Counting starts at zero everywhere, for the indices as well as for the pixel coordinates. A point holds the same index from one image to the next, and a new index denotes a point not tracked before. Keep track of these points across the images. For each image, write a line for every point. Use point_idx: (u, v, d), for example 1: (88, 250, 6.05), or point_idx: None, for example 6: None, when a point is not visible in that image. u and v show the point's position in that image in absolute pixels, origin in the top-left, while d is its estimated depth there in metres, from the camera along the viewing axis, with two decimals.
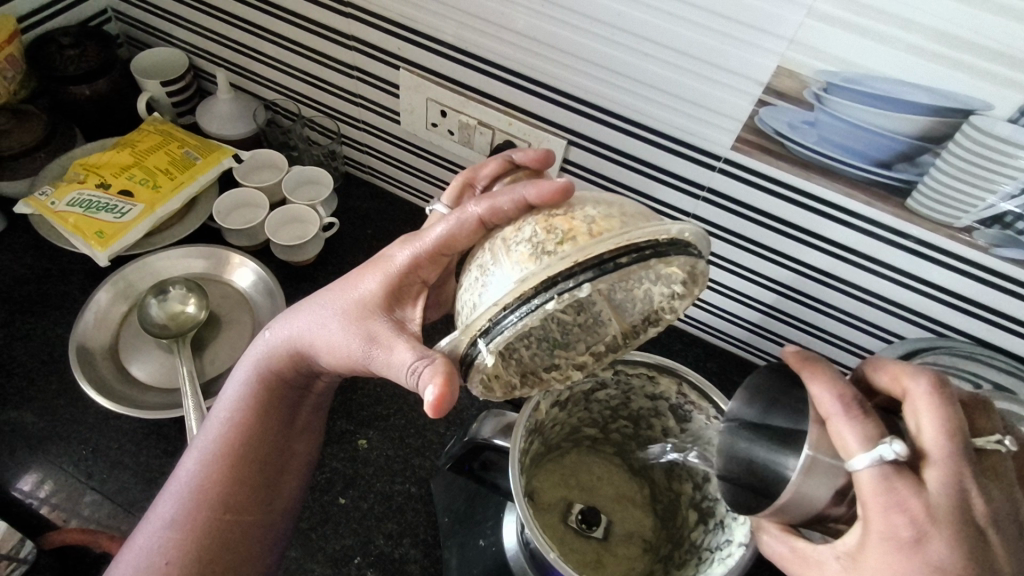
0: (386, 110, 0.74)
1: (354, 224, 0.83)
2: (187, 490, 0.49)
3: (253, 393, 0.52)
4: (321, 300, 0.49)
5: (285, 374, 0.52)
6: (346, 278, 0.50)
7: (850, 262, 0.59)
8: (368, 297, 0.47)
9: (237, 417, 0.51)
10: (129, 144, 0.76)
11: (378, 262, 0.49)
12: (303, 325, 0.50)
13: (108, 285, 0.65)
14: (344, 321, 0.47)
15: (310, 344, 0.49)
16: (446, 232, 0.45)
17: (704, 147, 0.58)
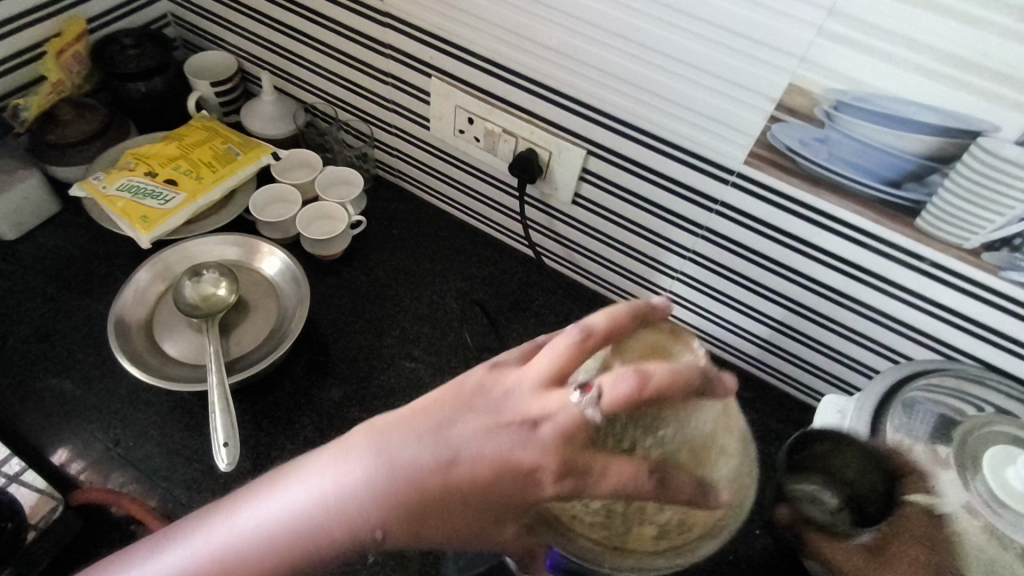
0: (417, 116, 0.78)
1: (380, 224, 0.86)
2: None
3: (279, 543, 0.41)
4: (421, 468, 0.40)
5: (323, 549, 0.40)
6: (459, 455, 0.40)
7: (860, 280, 0.60)
8: (476, 497, 0.39)
9: (250, 548, 0.41)
10: (177, 138, 0.81)
11: (508, 437, 0.40)
12: (392, 514, 0.39)
13: (148, 265, 0.70)
14: (439, 529, 0.40)
15: (388, 537, 0.40)
16: (618, 489, 0.36)
17: (717, 161, 0.59)
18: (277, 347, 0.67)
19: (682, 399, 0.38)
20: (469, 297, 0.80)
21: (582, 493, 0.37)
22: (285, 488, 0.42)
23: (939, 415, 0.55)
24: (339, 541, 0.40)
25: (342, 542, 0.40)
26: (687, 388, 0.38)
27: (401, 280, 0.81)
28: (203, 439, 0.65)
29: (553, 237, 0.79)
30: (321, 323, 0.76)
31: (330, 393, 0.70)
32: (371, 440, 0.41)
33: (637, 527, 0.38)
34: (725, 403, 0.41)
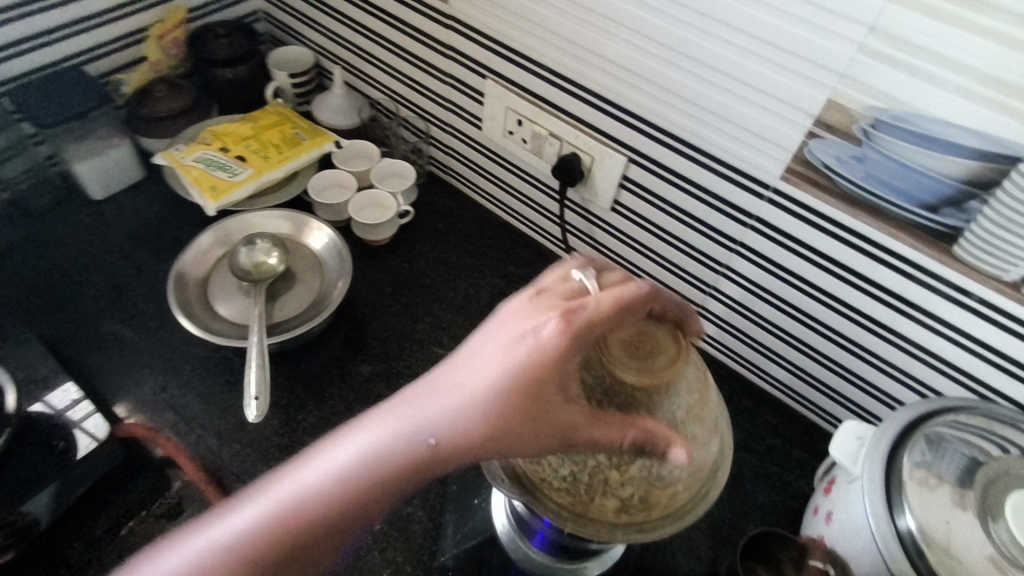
0: (470, 116, 0.82)
1: (426, 217, 0.90)
2: (207, 571, 0.36)
3: (339, 488, 0.38)
4: (464, 382, 0.41)
5: (370, 498, 0.39)
6: (492, 363, 0.40)
7: (893, 307, 0.58)
8: (517, 412, 0.38)
9: (312, 501, 0.38)
10: (252, 120, 0.88)
11: (526, 345, 0.39)
12: (449, 419, 0.40)
13: (210, 231, 0.76)
14: (493, 444, 0.39)
15: (447, 446, 0.39)
16: (609, 441, 0.37)
17: (754, 175, 0.60)
18: (316, 317, 0.71)
19: (650, 367, 0.39)
20: (502, 293, 0.83)
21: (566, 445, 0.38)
22: (333, 443, 0.40)
23: (964, 453, 0.53)
24: (401, 464, 0.39)
25: (404, 467, 0.39)
26: (654, 356, 0.40)
27: (440, 271, 0.85)
28: (239, 395, 0.70)
29: (590, 242, 0.81)
30: (360, 302, 0.80)
31: (360, 368, 0.74)
32: (413, 383, 0.42)
33: (600, 498, 0.39)
34: (703, 387, 0.43)
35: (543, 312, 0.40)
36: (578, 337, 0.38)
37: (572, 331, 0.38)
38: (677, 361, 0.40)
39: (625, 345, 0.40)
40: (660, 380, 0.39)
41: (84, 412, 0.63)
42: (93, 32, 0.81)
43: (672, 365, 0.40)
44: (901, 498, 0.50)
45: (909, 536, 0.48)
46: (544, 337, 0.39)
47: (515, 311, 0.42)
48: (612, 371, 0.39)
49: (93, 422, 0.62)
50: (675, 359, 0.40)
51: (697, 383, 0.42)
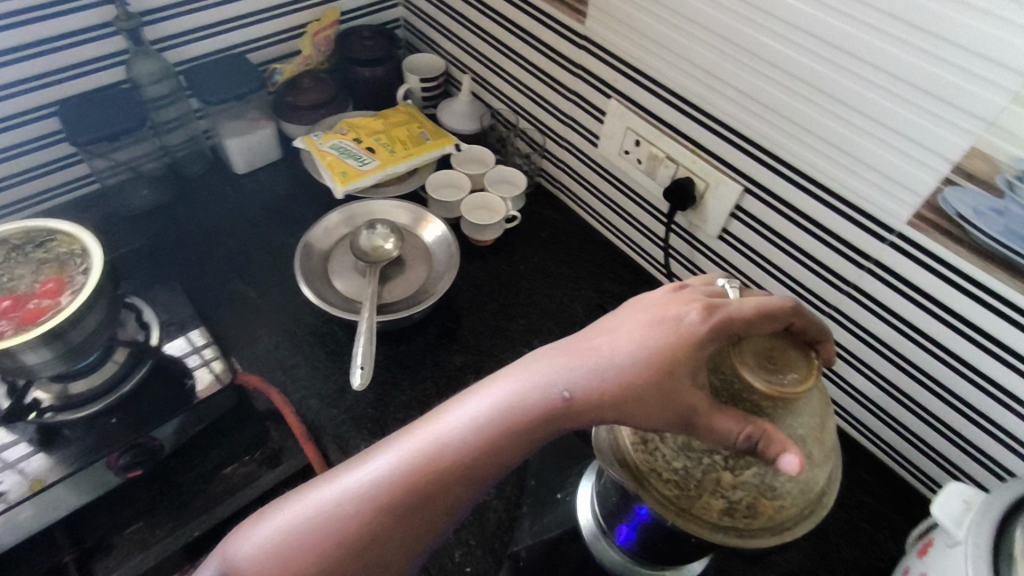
0: (589, 132, 0.84)
1: (531, 225, 0.93)
2: (371, 484, 0.43)
3: (480, 426, 0.43)
4: (602, 351, 0.44)
5: (505, 437, 0.43)
6: (627, 336, 0.43)
7: (1019, 372, 0.55)
8: (648, 382, 0.40)
9: (457, 435, 0.44)
10: (384, 116, 0.95)
11: (664, 325, 0.42)
12: (584, 377, 0.43)
13: (338, 211, 0.82)
14: (622, 404, 0.41)
15: (576, 402, 0.42)
16: (727, 431, 0.37)
17: (878, 216, 0.59)
18: (422, 303, 0.76)
19: (780, 381, 0.38)
20: (597, 306, 0.84)
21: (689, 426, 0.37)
22: (480, 391, 0.46)
23: None
24: (536, 413, 0.43)
25: (539, 415, 0.43)
26: (786, 373, 0.38)
27: (538, 277, 0.87)
28: (343, 365, 0.75)
29: (691, 268, 0.81)
30: (461, 296, 0.84)
31: (454, 357, 0.77)
32: (554, 346, 0.46)
33: (707, 496, 0.38)
34: (823, 415, 0.41)
35: (686, 302, 0.43)
36: (717, 328, 0.40)
37: (712, 321, 0.40)
38: (809, 382, 0.38)
39: (756, 355, 0.39)
40: (790, 393, 0.37)
41: (202, 358, 0.67)
42: (258, 24, 0.90)
43: (803, 385, 0.38)
44: (1011, 569, 0.47)
45: None
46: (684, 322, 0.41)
47: (658, 300, 0.45)
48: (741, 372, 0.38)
49: (207, 370, 0.66)
50: (806, 379, 0.38)
51: (817, 410, 0.41)
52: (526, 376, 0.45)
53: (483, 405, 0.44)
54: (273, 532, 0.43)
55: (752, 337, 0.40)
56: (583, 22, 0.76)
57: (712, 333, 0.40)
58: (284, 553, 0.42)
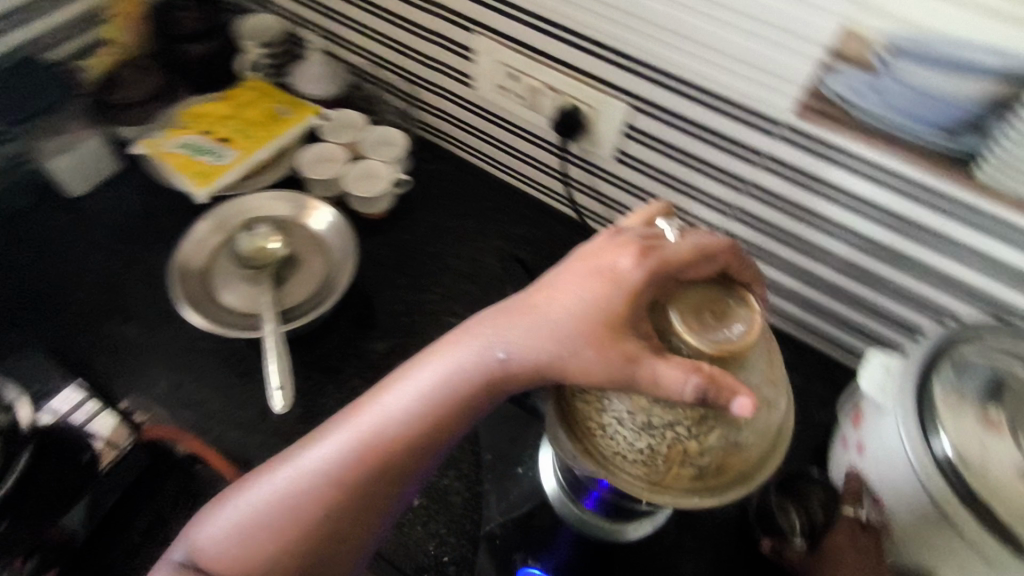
0: (461, 75, 0.78)
1: (423, 184, 0.87)
2: (322, 471, 0.43)
3: (422, 406, 0.42)
4: (538, 306, 0.40)
5: (448, 411, 0.42)
6: (563, 290, 0.39)
7: (912, 238, 0.58)
8: (585, 336, 0.37)
9: (400, 415, 0.43)
10: (231, 97, 0.84)
11: (601, 276, 0.38)
12: (520, 338, 0.40)
13: (205, 220, 0.73)
14: (557, 361, 0.38)
15: (515, 366, 0.40)
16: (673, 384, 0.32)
17: (764, 113, 0.58)
18: (327, 298, 0.70)
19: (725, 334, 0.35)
20: (510, 256, 0.81)
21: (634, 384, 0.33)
22: (425, 360, 0.44)
23: (988, 374, 0.54)
24: (475, 382, 0.41)
25: (479, 382, 0.41)
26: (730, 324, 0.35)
27: (444, 239, 0.83)
28: (257, 386, 0.69)
29: (594, 195, 0.79)
30: (368, 279, 0.78)
31: (376, 345, 0.73)
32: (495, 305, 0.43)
33: (676, 468, 0.35)
34: (771, 357, 0.38)
35: (621, 246, 0.39)
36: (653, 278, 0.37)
37: (649, 267, 0.36)
38: (755, 331, 0.35)
39: (694, 307, 0.36)
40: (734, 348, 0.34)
41: (87, 413, 0.63)
42: (59, 13, 0.80)
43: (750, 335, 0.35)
44: (936, 418, 0.51)
45: (947, 461, 0.50)
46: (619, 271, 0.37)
47: (590, 248, 0.41)
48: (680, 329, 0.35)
49: (102, 422, 0.63)
50: (753, 328, 0.35)
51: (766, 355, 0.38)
52: (463, 345, 0.42)
53: (423, 382, 0.43)
54: (227, 523, 0.44)
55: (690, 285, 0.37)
56: None
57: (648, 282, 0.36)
58: (242, 540, 0.43)
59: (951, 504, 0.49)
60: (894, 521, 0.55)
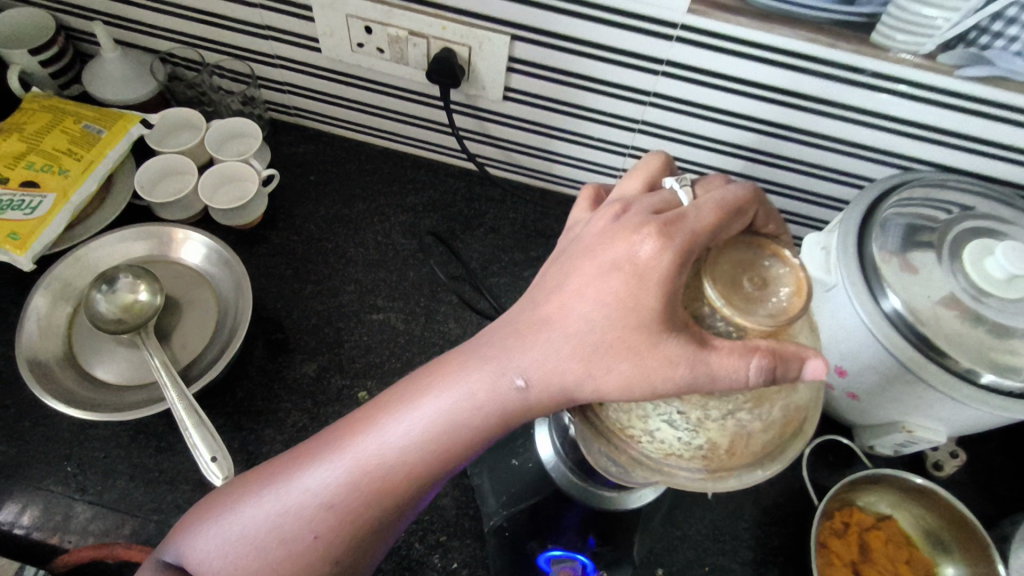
0: (303, 39, 0.66)
1: (294, 173, 0.76)
2: (317, 505, 0.39)
3: (427, 444, 0.37)
4: (555, 318, 0.34)
5: (461, 446, 0.36)
6: (583, 295, 0.34)
7: (821, 114, 0.58)
8: (619, 351, 0.32)
9: (403, 451, 0.37)
10: (14, 128, 0.66)
11: (621, 271, 0.33)
12: (541, 362, 0.34)
13: (42, 288, 0.58)
14: (588, 382, 0.33)
15: (540, 392, 0.34)
16: (730, 371, 0.30)
17: (658, 17, 0.54)
18: (232, 339, 0.59)
19: (773, 303, 0.31)
20: (418, 229, 0.74)
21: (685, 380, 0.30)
22: (429, 390, 0.37)
23: (904, 225, 0.57)
24: (491, 412, 0.35)
25: (493, 415, 0.35)
26: (773, 290, 0.31)
27: (340, 228, 0.73)
28: (182, 459, 0.59)
29: (489, 141, 0.73)
30: (268, 298, 0.68)
31: (303, 369, 0.64)
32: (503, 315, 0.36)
33: (739, 451, 0.33)
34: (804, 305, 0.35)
35: (638, 226, 0.33)
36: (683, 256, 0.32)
37: (675, 248, 0.32)
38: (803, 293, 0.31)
39: (730, 278, 0.32)
40: (790, 315, 0.30)
41: None
42: None
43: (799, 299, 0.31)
44: (882, 284, 0.54)
45: (897, 315, 0.52)
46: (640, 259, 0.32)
47: (600, 236, 0.35)
48: (721, 306, 0.31)
49: None
50: (799, 289, 0.31)
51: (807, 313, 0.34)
52: (475, 374, 0.36)
53: (431, 417, 0.37)
54: (210, 552, 0.40)
55: (720, 251, 0.33)
56: None
57: (670, 258, 0.31)
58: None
59: (914, 359, 0.52)
60: (858, 385, 0.58)
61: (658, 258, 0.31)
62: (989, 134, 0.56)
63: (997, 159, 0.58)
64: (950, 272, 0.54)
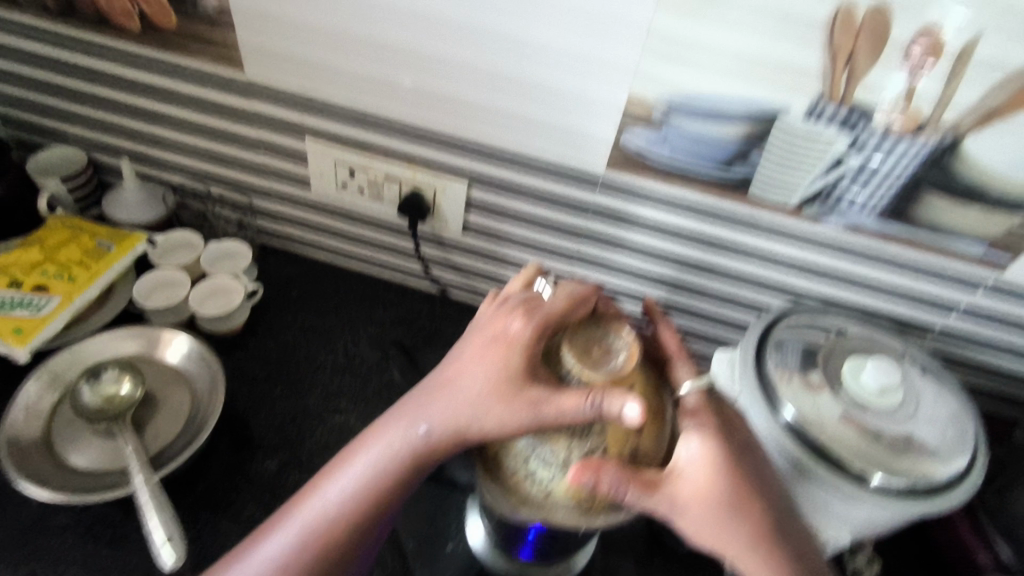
0: (297, 178, 0.79)
1: (277, 290, 0.86)
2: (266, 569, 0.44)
3: (359, 491, 0.46)
4: (452, 380, 0.47)
5: (384, 490, 0.46)
6: (470, 362, 0.46)
7: (722, 252, 0.70)
8: (494, 397, 0.43)
9: (340, 501, 0.46)
10: (37, 242, 0.76)
11: (498, 342, 0.45)
12: (439, 413, 0.45)
13: (35, 377, 0.65)
14: (474, 424, 0.43)
15: (440, 435, 0.45)
16: (571, 408, 0.39)
17: (584, 172, 0.67)
18: (201, 430, 0.65)
19: (613, 363, 0.42)
20: (383, 341, 0.82)
21: (542, 418, 0.40)
22: (360, 448, 0.48)
23: (800, 347, 0.66)
24: (404, 454, 0.46)
25: (409, 459, 0.46)
26: (614, 354, 0.43)
27: (313, 339, 0.81)
28: (134, 548, 0.61)
29: (451, 268, 0.84)
30: (238, 399, 0.74)
31: (265, 466, 0.69)
32: (416, 386, 0.49)
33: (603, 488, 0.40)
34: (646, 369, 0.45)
35: (511, 311, 0.47)
36: (541, 329, 0.44)
37: (535, 322, 0.44)
38: (635, 357, 0.42)
39: (583, 346, 0.43)
40: (621, 372, 0.41)
41: None
42: None
43: (631, 361, 0.42)
44: (779, 396, 0.61)
45: (790, 427, 0.59)
46: (511, 332, 0.45)
47: (486, 320, 0.48)
48: (574, 367, 0.42)
49: None
50: (632, 354, 0.43)
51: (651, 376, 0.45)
52: (394, 428, 0.47)
53: (361, 469, 0.46)
54: None
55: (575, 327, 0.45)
56: (241, 69, 0.69)
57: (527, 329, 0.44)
58: None
59: (809, 460, 0.58)
60: None
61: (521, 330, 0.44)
62: (856, 270, 0.68)
63: (869, 292, 0.70)
64: (832, 394, 0.61)
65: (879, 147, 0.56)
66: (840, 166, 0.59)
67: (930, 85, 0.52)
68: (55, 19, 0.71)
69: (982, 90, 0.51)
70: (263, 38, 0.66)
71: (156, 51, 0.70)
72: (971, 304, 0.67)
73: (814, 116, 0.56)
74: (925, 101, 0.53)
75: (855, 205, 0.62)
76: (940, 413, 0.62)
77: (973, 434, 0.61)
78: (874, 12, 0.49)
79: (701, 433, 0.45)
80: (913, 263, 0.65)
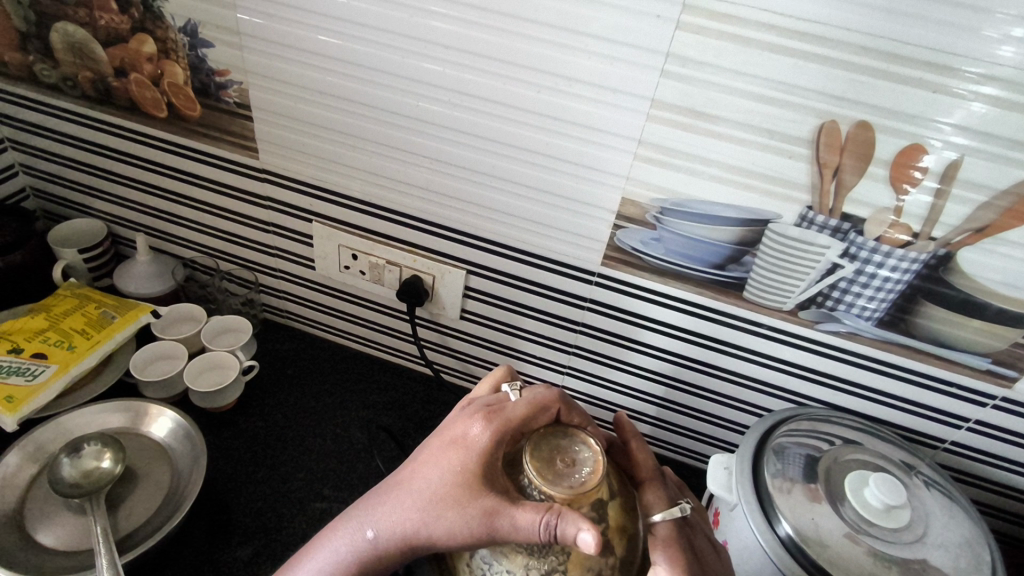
0: (301, 259, 0.81)
1: (275, 366, 0.86)
2: None
3: None
4: (404, 483, 0.47)
5: None
6: (426, 465, 0.46)
7: (720, 351, 0.69)
8: (442, 505, 0.43)
9: None
10: (44, 309, 0.78)
11: (455, 445, 0.45)
12: (386, 519, 0.46)
13: (17, 447, 0.65)
14: (423, 529, 0.43)
15: (386, 541, 0.45)
16: (524, 525, 0.38)
17: (579, 266, 0.68)
18: (176, 512, 0.63)
19: (577, 478, 0.40)
20: (373, 425, 0.81)
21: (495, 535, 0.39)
22: (311, 548, 0.48)
23: (803, 454, 0.63)
24: (352, 558, 0.46)
25: (356, 562, 0.46)
26: (578, 467, 0.41)
27: (303, 419, 0.80)
28: None
29: (447, 352, 0.84)
30: (219, 480, 0.72)
31: (237, 554, 0.66)
32: (371, 487, 0.49)
33: None
34: (617, 483, 0.43)
35: (471, 415, 0.46)
36: (499, 436, 0.44)
37: (493, 429, 0.44)
38: (600, 471, 0.41)
39: (547, 456, 0.42)
40: (585, 490, 0.39)
41: None
42: None
43: (596, 475, 0.40)
44: (776, 509, 0.57)
45: (790, 540, 0.55)
46: (469, 438, 0.45)
47: (449, 421, 0.48)
48: (535, 479, 0.40)
49: None
50: (597, 468, 0.41)
51: (624, 493, 0.43)
52: (344, 531, 0.47)
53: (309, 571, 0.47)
54: None
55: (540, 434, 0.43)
56: (256, 156, 0.73)
57: (485, 435, 0.44)
58: None
59: None
60: None
61: (479, 436, 0.44)
62: (857, 377, 0.66)
63: (871, 400, 0.67)
64: (834, 510, 0.58)
65: (872, 258, 0.56)
66: (835, 273, 0.59)
67: (917, 203, 0.53)
68: (88, 104, 0.76)
69: (971, 209, 0.52)
70: (279, 129, 0.69)
71: (179, 137, 0.75)
72: (978, 419, 0.65)
73: (805, 224, 0.57)
74: (914, 217, 0.53)
75: (852, 312, 0.61)
76: (950, 535, 0.58)
77: (989, 559, 0.57)
78: (857, 128, 0.51)
79: (672, 568, 0.43)
80: (915, 373, 0.63)
